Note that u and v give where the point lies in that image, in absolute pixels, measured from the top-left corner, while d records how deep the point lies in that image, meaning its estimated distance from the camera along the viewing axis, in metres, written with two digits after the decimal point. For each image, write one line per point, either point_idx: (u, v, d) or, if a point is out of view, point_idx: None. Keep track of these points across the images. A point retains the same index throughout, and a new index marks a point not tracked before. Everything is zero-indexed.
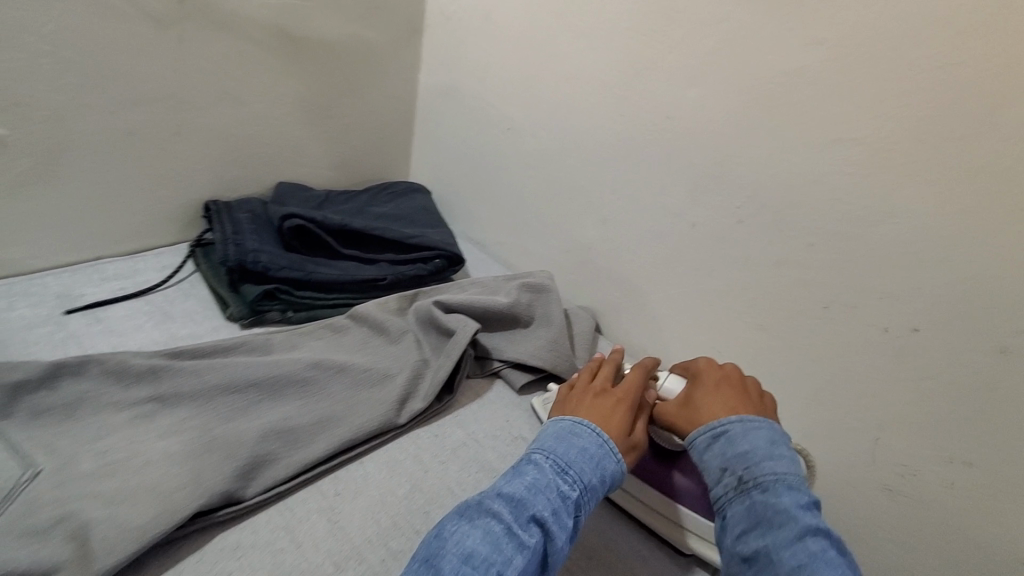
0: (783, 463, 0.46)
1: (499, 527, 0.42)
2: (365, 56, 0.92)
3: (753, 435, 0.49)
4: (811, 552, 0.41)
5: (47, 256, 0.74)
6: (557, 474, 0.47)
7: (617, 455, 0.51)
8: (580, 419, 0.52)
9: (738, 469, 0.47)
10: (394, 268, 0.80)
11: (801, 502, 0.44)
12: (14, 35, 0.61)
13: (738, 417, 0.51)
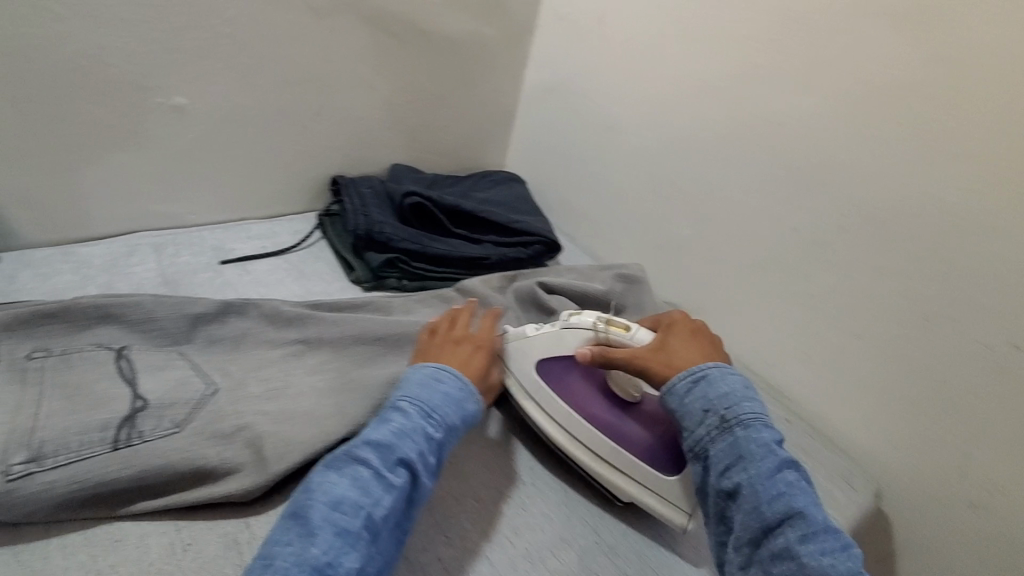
0: (757, 403, 0.53)
1: (366, 472, 0.46)
2: (481, 51, 0.99)
3: (728, 378, 0.54)
4: (789, 481, 0.48)
5: (204, 213, 0.85)
6: (424, 420, 0.51)
7: (476, 396, 0.56)
8: (445, 367, 0.56)
9: (720, 411, 0.52)
10: (498, 249, 0.86)
11: (776, 438, 0.51)
12: (206, 20, 0.72)
13: (715, 363, 0.56)
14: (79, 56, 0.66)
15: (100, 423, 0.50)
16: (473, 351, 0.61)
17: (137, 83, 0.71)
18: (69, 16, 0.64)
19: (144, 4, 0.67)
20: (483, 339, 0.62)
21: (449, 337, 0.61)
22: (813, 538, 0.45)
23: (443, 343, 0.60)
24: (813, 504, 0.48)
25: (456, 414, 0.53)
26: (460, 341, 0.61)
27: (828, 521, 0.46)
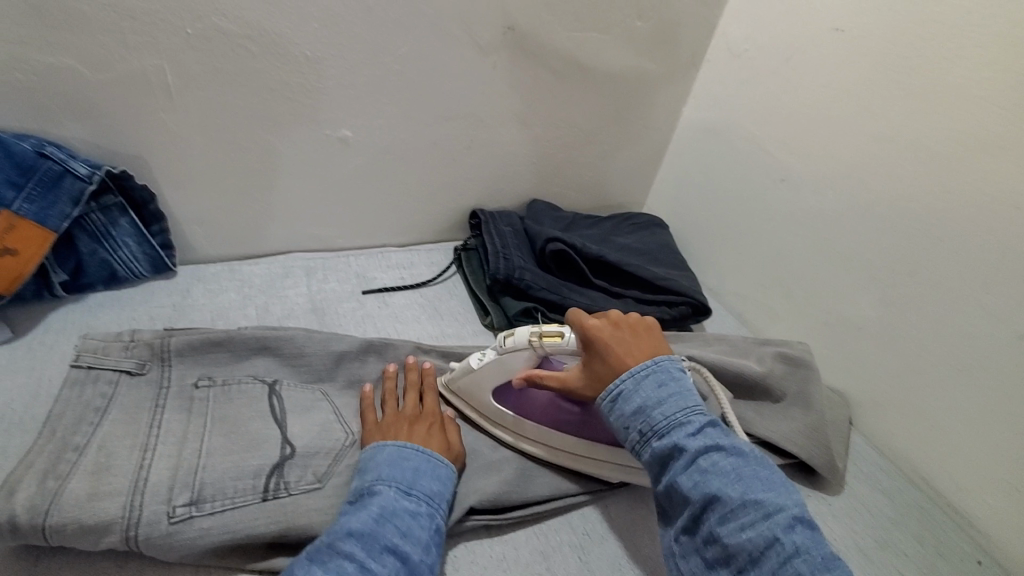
0: (673, 405, 0.49)
1: (352, 566, 0.42)
2: (640, 87, 0.92)
3: (642, 386, 0.51)
4: (704, 470, 0.46)
5: (351, 239, 0.87)
6: (403, 498, 0.48)
7: (445, 461, 0.54)
8: (407, 444, 0.54)
9: (637, 424, 0.50)
10: (640, 307, 0.80)
11: (687, 433, 0.48)
12: (379, 58, 0.72)
13: (629, 373, 0.52)
14: (265, 91, 0.69)
15: (254, 469, 0.52)
16: (430, 430, 0.57)
17: (310, 117, 0.73)
18: (262, 55, 0.66)
19: (327, 43, 0.68)
20: (433, 415, 0.59)
21: (400, 417, 0.58)
22: (736, 520, 0.43)
23: (399, 424, 0.57)
24: (743, 488, 0.45)
25: (437, 486, 0.51)
26: (417, 417, 0.58)
27: (745, 496, 0.44)
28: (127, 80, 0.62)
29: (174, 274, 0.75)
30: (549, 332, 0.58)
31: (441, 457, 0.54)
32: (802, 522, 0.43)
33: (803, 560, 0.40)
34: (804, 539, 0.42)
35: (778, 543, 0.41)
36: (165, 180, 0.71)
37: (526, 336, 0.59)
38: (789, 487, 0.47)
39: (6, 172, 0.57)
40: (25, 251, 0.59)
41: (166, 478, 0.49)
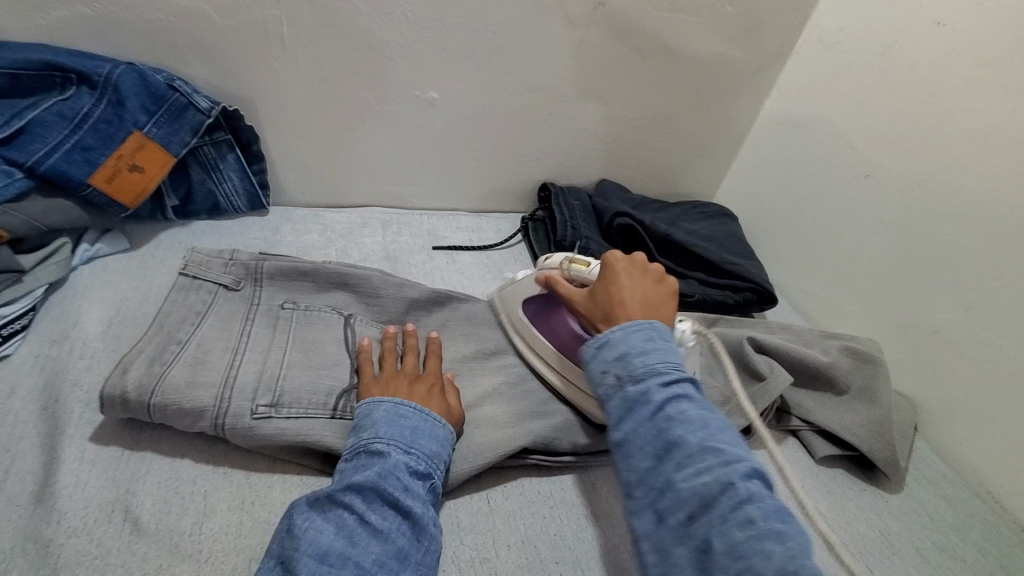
0: (654, 354, 0.48)
1: (352, 519, 0.43)
2: (724, 75, 0.92)
3: (630, 334, 0.50)
4: (671, 417, 0.44)
5: (427, 200, 0.91)
6: (402, 457, 0.47)
7: (443, 422, 0.52)
8: (405, 402, 0.52)
9: (615, 370, 0.48)
10: (704, 289, 0.79)
11: (662, 380, 0.46)
12: (473, 23, 0.75)
13: (621, 326, 0.51)
14: (366, 49, 0.74)
15: (326, 389, 0.55)
16: (431, 390, 0.55)
17: (404, 77, 0.78)
18: (367, 12, 0.71)
19: (427, 5, 0.72)
20: (435, 376, 0.57)
21: (401, 374, 0.56)
22: (693, 466, 0.41)
23: (398, 381, 0.55)
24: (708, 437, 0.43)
25: (436, 447, 0.50)
26: (419, 377, 0.56)
27: (706, 444, 0.42)
28: (249, 26, 0.68)
29: (267, 212, 0.81)
30: (579, 260, 0.63)
31: (440, 418, 0.52)
32: (761, 478, 0.41)
33: (757, 508, 0.38)
34: (760, 492, 0.39)
35: (732, 488, 0.39)
36: (269, 123, 0.77)
37: (560, 258, 0.65)
38: (751, 449, 0.45)
39: (141, 98, 0.63)
40: (150, 170, 0.65)
41: (252, 379, 0.53)
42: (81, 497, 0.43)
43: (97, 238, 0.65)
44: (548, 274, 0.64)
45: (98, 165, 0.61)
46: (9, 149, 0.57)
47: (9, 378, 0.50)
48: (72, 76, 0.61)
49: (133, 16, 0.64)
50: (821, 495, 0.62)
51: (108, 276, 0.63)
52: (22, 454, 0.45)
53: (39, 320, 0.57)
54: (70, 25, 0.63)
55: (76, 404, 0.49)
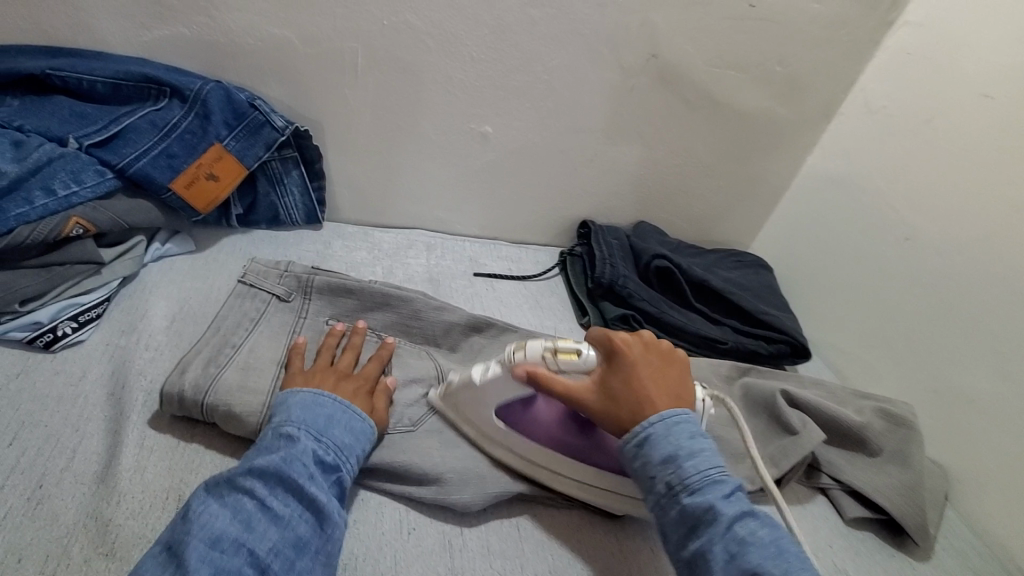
0: (705, 460, 0.48)
1: (251, 503, 0.43)
2: (769, 130, 0.93)
3: (673, 435, 0.49)
4: (740, 536, 0.44)
5: (470, 228, 0.94)
6: (312, 445, 0.48)
7: (362, 415, 0.52)
8: (322, 392, 0.52)
9: (667, 476, 0.48)
10: (737, 336, 0.79)
11: (723, 493, 0.46)
12: (532, 66, 0.78)
13: (660, 418, 0.51)
14: (429, 82, 0.78)
15: None
16: (360, 390, 0.56)
17: (462, 111, 0.81)
18: (436, 50, 0.75)
19: (491, 47, 0.75)
20: (367, 376, 0.58)
21: (332, 369, 0.57)
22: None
23: (328, 375, 0.56)
24: (782, 562, 0.43)
25: (350, 438, 0.50)
26: (350, 374, 0.57)
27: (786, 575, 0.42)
28: (327, 55, 0.73)
29: (321, 226, 0.85)
30: (566, 350, 0.54)
31: (360, 411, 0.53)
32: None
33: None
34: None
35: None
36: (332, 143, 0.81)
37: (540, 349, 0.53)
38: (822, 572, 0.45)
39: (225, 114, 0.68)
40: (224, 180, 0.70)
41: None
42: (139, 483, 0.46)
43: (168, 238, 0.70)
44: (531, 371, 0.53)
45: (179, 172, 0.66)
46: (104, 152, 0.62)
47: (82, 362, 0.54)
48: (166, 89, 0.66)
49: (226, 40, 0.70)
50: (849, 558, 0.62)
51: (176, 275, 0.68)
52: (89, 435, 0.48)
53: (111, 311, 0.61)
54: (168, 43, 0.69)
55: (140, 392, 0.53)
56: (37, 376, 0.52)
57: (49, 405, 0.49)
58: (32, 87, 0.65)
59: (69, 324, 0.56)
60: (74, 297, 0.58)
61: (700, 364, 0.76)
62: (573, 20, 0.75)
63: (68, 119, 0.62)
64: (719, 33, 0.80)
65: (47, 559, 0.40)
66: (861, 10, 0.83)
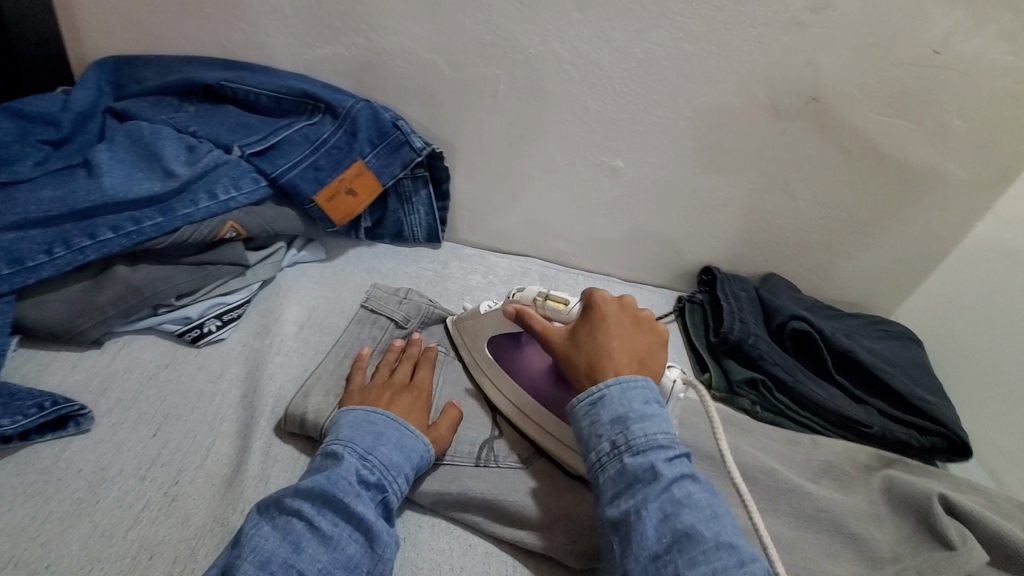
0: (654, 423, 0.46)
1: (300, 525, 0.41)
2: (932, 187, 0.80)
3: (626, 397, 0.47)
4: (676, 498, 0.42)
5: (585, 261, 0.91)
6: (358, 462, 0.46)
7: (414, 432, 0.51)
8: (377, 409, 0.51)
9: (613, 435, 0.46)
10: (882, 420, 0.70)
11: (666, 456, 0.44)
12: (676, 102, 0.74)
13: (617, 381, 0.48)
14: (566, 112, 0.75)
15: (469, 440, 0.57)
16: (419, 406, 0.54)
17: (595, 144, 0.78)
18: (578, 81, 0.73)
19: (637, 81, 0.72)
20: (426, 392, 0.56)
21: (389, 385, 0.55)
22: (705, 561, 0.39)
23: (385, 392, 0.54)
24: (716, 525, 0.41)
25: (398, 455, 0.48)
26: (409, 389, 0.55)
27: (718, 537, 0.40)
28: (470, 81, 0.73)
29: (440, 246, 0.86)
30: (557, 296, 0.57)
31: (413, 430, 0.51)
32: None
33: None
34: None
35: None
36: (462, 165, 0.82)
37: (533, 292, 0.58)
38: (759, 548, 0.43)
39: (370, 132, 0.70)
40: (361, 196, 0.72)
41: None
42: (262, 492, 0.46)
43: (303, 245, 0.73)
44: (519, 307, 0.57)
45: (323, 185, 0.68)
46: (262, 161, 0.65)
47: (221, 361, 0.57)
48: (321, 106, 0.69)
49: (380, 61, 0.72)
50: None
51: (308, 281, 0.71)
52: (222, 436, 0.50)
53: (250, 311, 0.64)
54: (327, 61, 0.73)
55: (269, 398, 0.54)
56: (182, 368, 0.55)
57: (191, 400, 0.52)
58: (208, 96, 0.71)
59: (214, 322, 0.59)
60: (221, 297, 0.61)
61: (836, 444, 0.67)
62: (728, 57, 0.70)
63: (235, 128, 0.67)
64: (893, 79, 0.72)
65: (176, 558, 0.41)
66: None
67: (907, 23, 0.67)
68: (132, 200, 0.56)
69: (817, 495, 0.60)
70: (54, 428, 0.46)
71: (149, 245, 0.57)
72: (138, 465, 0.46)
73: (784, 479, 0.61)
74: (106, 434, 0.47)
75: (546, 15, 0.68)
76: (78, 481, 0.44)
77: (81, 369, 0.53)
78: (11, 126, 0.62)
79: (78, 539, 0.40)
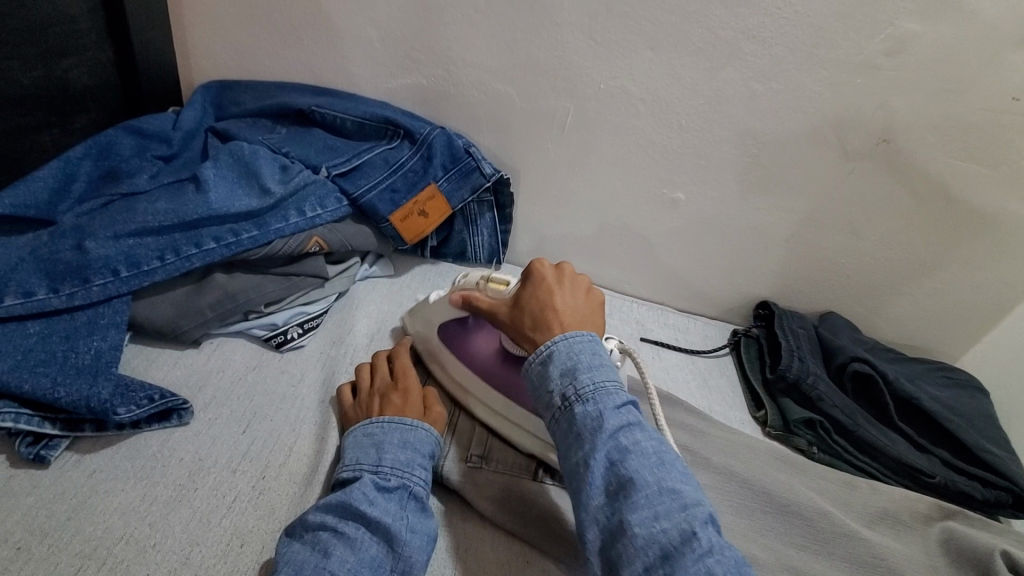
0: (601, 372, 0.47)
1: (325, 534, 0.43)
2: (1008, 233, 0.78)
3: (573, 349, 0.48)
4: (623, 446, 0.43)
5: (640, 290, 0.93)
6: (369, 475, 0.47)
7: (410, 425, 0.52)
8: (373, 420, 0.52)
9: (562, 389, 0.47)
10: (947, 471, 0.68)
11: (613, 404, 0.45)
12: (742, 139, 0.75)
13: (563, 336, 0.49)
14: (631, 145, 0.78)
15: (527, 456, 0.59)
16: (408, 400, 0.55)
17: (658, 176, 0.80)
18: (645, 115, 0.75)
19: (703, 117, 0.74)
20: (410, 385, 0.57)
21: (374, 392, 0.56)
22: (648, 505, 0.40)
23: (373, 400, 0.55)
24: (661, 470, 0.42)
25: (406, 458, 0.49)
26: (397, 389, 0.56)
27: (662, 482, 0.41)
28: (541, 112, 0.77)
29: (499, 267, 0.89)
30: (499, 278, 0.61)
31: (411, 423, 0.52)
32: (715, 525, 0.40)
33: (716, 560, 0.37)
34: (721, 543, 0.39)
35: (693, 537, 0.38)
36: (526, 191, 0.85)
37: (477, 275, 0.62)
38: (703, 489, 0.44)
39: (444, 158, 0.74)
40: (432, 217, 0.76)
41: (466, 435, 0.60)
42: None
43: (374, 261, 0.78)
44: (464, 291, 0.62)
45: (398, 206, 0.73)
46: (346, 181, 0.70)
47: (301, 366, 0.61)
48: (400, 132, 0.74)
49: (457, 92, 0.77)
50: None
51: (377, 295, 0.75)
52: (302, 436, 0.54)
53: (327, 321, 0.69)
54: (407, 90, 0.78)
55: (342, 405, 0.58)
56: (267, 371, 0.60)
57: (275, 401, 0.56)
58: (299, 119, 0.77)
59: (296, 329, 0.64)
60: (303, 306, 0.66)
61: (897, 493, 0.65)
62: (797, 96, 0.71)
63: (323, 150, 0.72)
64: (969, 124, 0.71)
65: (262, 547, 0.45)
66: None
67: (987, 68, 0.67)
68: (233, 214, 0.62)
69: (876, 543, 0.59)
70: (161, 419, 0.51)
71: (245, 256, 0.62)
72: (230, 458, 0.50)
73: (842, 524, 0.60)
74: (203, 427, 0.52)
75: (619, 52, 0.71)
76: (180, 469, 0.48)
77: (182, 365, 0.58)
78: (132, 142, 0.70)
79: (180, 523, 0.45)
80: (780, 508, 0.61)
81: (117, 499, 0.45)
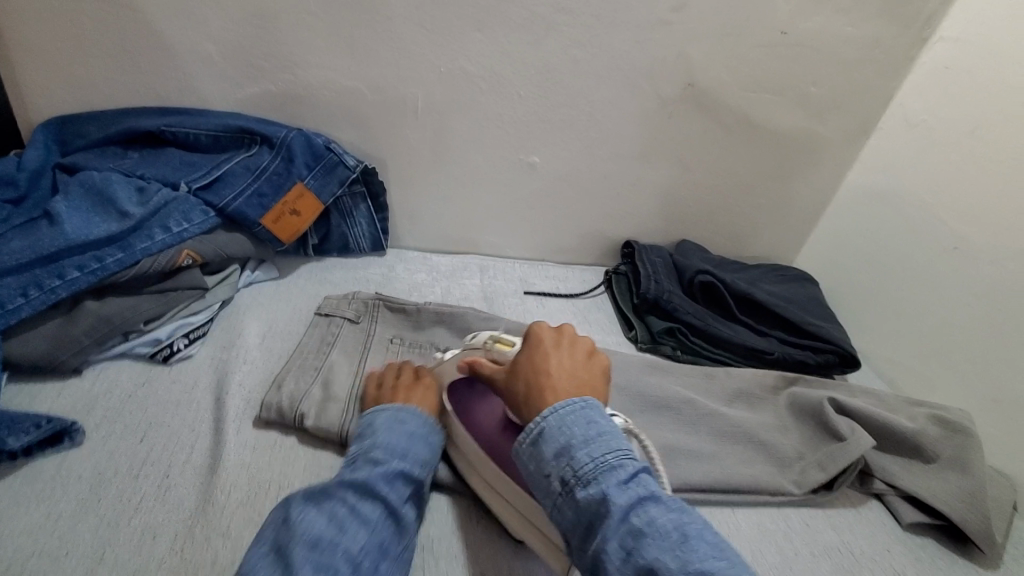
0: (661, 521, 0.40)
1: (344, 510, 0.46)
2: (805, 147, 0.94)
3: (618, 490, 0.42)
4: (636, 529, 0.40)
5: (519, 251, 1.01)
6: (396, 462, 0.52)
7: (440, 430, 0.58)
8: (404, 407, 0.57)
9: (561, 472, 0.44)
10: (782, 347, 0.82)
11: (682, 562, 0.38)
12: (575, 100, 0.85)
13: (607, 466, 0.43)
14: (482, 120, 0.85)
15: None
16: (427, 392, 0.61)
17: (512, 145, 0.88)
18: (487, 91, 0.82)
19: (538, 85, 0.83)
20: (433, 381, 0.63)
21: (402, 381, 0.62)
22: None
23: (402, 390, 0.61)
24: None
25: (427, 456, 0.55)
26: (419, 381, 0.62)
27: None
28: (392, 102, 0.82)
29: (384, 253, 0.94)
30: (504, 340, 0.61)
31: (436, 427, 0.58)
32: None
33: None
34: None
35: None
36: (395, 178, 0.90)
37: (484, 337, 0.62)
38: None
39: (305, 157, 0.77)
40: (305, 215, 0.79)
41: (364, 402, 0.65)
42: (243, 476, 0.53)
43: (256, 266, 0.80)
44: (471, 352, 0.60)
45: (267, 209, 0.75)
46: (209, 194, 0.72)
47: (193, 373, 0.63)
48: (257, 138, 0.76)
49: (307, 92, 0.80)
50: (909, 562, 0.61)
51: (262, 299, 0.78)
52: (202, 434, 0.56)
53: (213, 329, 0.70)
54: (257, 99, 0.80)
55: (239, 399, 0.61)
56: (158, 385, 0.61)
57: (171, 408, 0.58)
58: (150, 141, 0.77)
59: (182, 341, 0.65)
60: (185, 318, 0.67)
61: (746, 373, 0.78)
62: (611, 56, 0.81)
63: (180, 167, 0.73)
64: (752, 60, 0.84)
65: (176, 536, 0.47)
66: (896, 29, 0.84)
67: (753, 11, 0.80)
68: (93, 241, 0.62)
69: (730, 415, 0.70)
70: (52, 443, 0.52)
71: (115, 279, 0.63)
72: (131, 466, 0.52)
73: (704, 406, 0.71)
74: (98, 445, 0.53)
75: (450, 37, 0.77)
76: (80, 485, 0.50)
77: (67, 395, 0.58)
78: None
79: (89, 530, 0.47)
80: (653, 405, 0.71)
81: (21, 523, 0.46)
